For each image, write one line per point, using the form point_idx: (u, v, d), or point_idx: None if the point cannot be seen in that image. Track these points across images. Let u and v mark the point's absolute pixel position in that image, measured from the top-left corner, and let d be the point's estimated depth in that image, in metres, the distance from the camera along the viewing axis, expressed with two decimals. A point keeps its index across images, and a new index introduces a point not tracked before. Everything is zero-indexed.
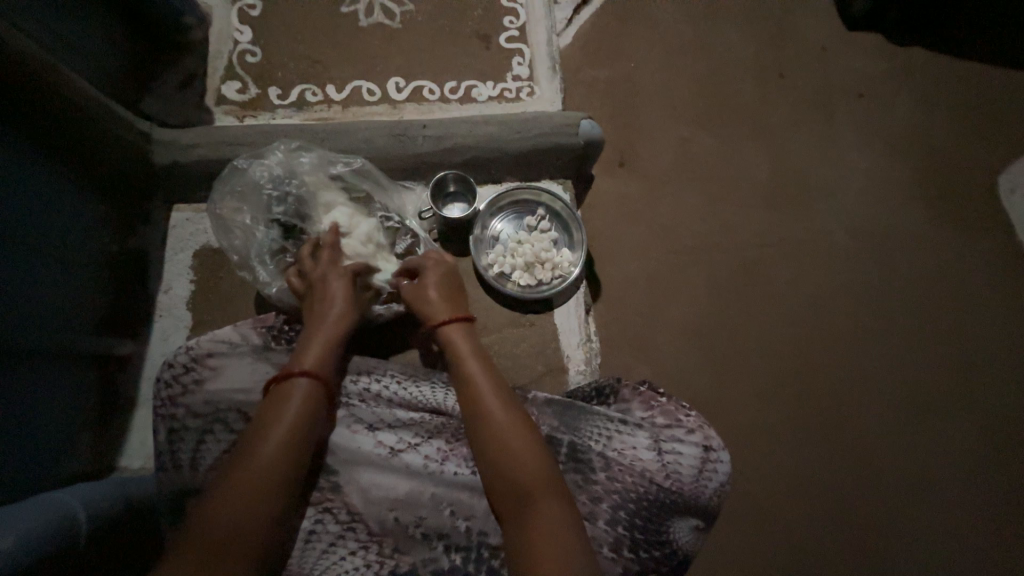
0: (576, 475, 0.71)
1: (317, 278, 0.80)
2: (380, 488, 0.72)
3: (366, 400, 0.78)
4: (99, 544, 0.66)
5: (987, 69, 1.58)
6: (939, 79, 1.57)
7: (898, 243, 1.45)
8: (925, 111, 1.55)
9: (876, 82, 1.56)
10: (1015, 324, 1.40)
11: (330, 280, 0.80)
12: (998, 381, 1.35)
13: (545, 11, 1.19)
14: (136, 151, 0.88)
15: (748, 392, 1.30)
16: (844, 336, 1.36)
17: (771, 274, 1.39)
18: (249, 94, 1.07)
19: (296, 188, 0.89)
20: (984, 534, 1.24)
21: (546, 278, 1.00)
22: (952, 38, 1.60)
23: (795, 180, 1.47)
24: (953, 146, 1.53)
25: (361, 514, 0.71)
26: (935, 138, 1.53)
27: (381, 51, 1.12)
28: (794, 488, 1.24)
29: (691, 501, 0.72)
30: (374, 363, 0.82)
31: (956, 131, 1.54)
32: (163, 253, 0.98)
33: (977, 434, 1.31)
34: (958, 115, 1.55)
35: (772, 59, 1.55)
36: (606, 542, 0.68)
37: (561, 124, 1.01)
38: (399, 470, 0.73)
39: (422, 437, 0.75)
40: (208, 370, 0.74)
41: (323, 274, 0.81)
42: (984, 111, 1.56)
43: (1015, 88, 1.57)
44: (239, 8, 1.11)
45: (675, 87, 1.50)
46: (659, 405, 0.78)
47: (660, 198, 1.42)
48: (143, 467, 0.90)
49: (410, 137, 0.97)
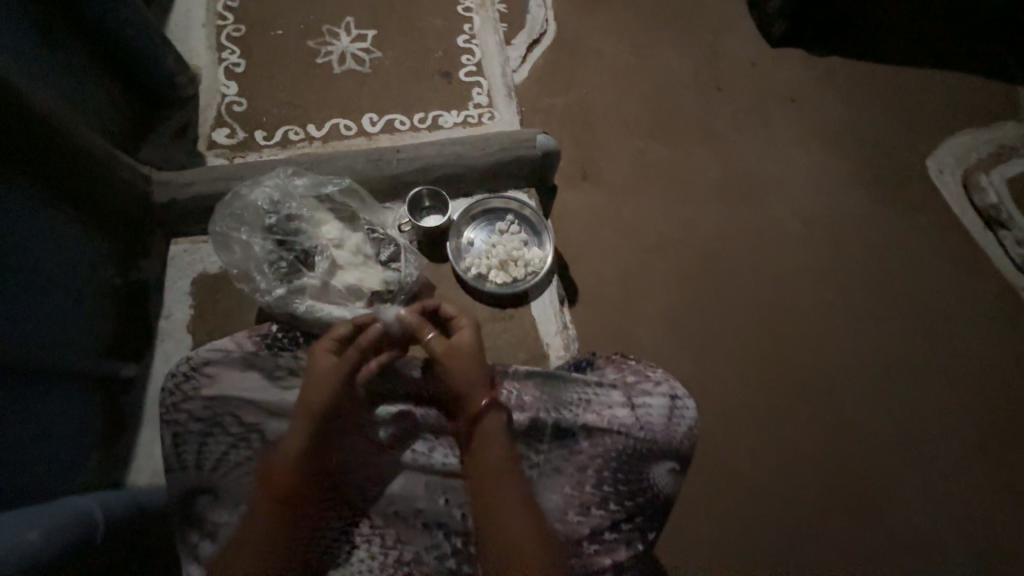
0: (562, 448, 0.77)
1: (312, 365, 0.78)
2: (375, 483, 0.77)
3: None
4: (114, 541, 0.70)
5: (896, 70, 1.80)
6: (856, 81, 1.78)
7: (843, 225, 1.59)
8: (850, 109, 1.74)
9: (800, 87, 1.76)
10: (959, 286, 1.53)
11: (317, 356, 0.78)
12: (953, 340, 1.47)
13: (497, 48, 1.36)
14: (136, 192, 0.96)
15: (723, 371, 1.40)
16: (806, 312, 1.47)
17: (732, 262, 1.51)
18: (238, 138, 1.18)
19: (291, 207, 0.97)
20: (965, 487, 1.31)
21: (520, 275, 1.10)
22: (864, 46, 1.82)
23: (742, 177, 1.62)
24: (878, 136, 1.71)
25: (362, 509, 0.76)
26: (862, 130, 1.72)
27: (356, 93, 1.26)
28: (778, 456, 1.32)
29: (666, 448, 0.78)
30: None
31: (878, 123, 1.73)
32: (163, 283, 1.03)
33: (942, 390, 1.41)
34: (878, 110, 1.75)
35: (708, 77, 1.75)
36: (595, 502, 0.75)
37: (520, 139, 1.14)
38: (392, 464, 0.78)
39: (409, 430, 0.80)
40: (206, 377, 0.80)
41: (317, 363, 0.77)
42: (902, 104, 1.76)
43: (924, 83, 1.79)
44: (226, 67, 1.24)
45: (624, 106, 1.68)
46: (629, 367, 0.86)
47: (622, 203, 1.55)
48: (151, 481, 0.91)
49: (386, 160, 1.08)
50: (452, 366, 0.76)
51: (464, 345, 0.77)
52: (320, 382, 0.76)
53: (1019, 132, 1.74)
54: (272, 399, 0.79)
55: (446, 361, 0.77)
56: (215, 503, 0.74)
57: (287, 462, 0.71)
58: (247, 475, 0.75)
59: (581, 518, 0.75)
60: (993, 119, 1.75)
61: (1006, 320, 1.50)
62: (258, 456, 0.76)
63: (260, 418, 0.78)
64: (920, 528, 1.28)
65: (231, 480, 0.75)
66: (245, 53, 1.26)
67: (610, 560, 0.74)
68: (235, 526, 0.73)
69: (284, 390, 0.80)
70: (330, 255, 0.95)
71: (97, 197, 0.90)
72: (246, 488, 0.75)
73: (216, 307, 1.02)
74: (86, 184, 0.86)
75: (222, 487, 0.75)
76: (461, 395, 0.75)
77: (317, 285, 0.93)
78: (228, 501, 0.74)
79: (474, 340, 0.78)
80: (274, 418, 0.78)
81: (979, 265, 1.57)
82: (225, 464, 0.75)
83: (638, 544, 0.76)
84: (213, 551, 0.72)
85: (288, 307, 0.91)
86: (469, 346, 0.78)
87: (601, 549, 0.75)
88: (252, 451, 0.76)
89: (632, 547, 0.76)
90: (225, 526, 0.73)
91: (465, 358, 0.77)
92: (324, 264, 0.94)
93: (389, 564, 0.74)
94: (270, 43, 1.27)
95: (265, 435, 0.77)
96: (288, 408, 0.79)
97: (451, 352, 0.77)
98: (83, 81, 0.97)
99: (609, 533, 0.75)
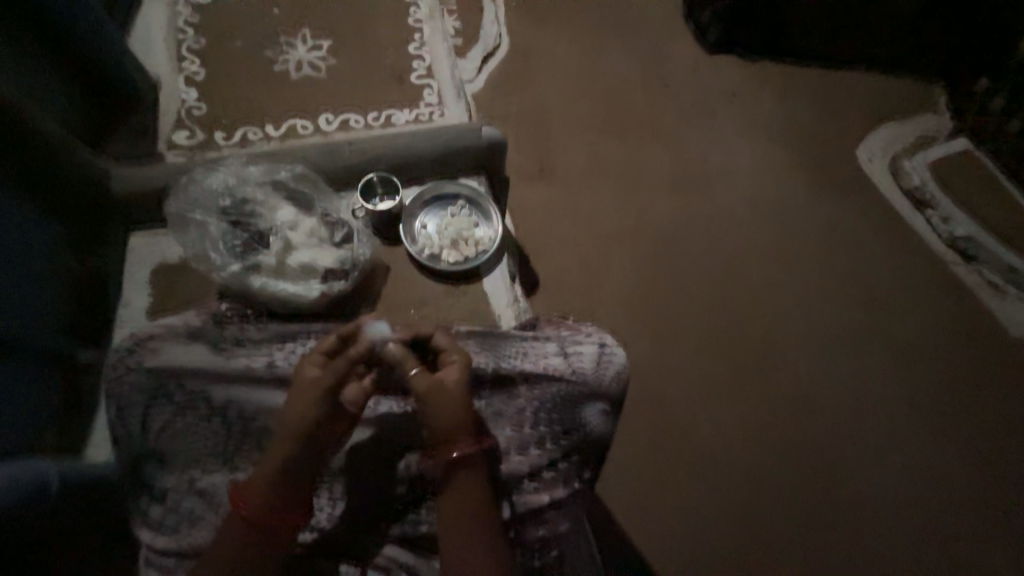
0: (502, 392, 0.82)
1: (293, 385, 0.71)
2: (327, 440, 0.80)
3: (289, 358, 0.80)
4: (63, 504, 0.72)
5: (827, 72, 1.91)
6: (791, 79, 1.89)
7: (787, 212, 1.68)
8: (784, 107, 1.84)
9: (741, 90, 1.85)
10: (894, 260, 1.64)
11: (303, 370, 0.72)
12: (890, 309, 1.57)
13: (446, 52, 1.45)
14: (98, 186, 1.02)
15: (678, 347, 1.46)
16: (754, 289, 1.56)
17: (683, 248, 1.59)
18: (197, 139, 1.24)
19: (245, 192, 1.04)
20: (903, 442, 1.41)
21: (471, 253, 1.18)
22: (795, 47, 1.94)
23: (691, 172, 1.70)
24: (814, 128, 1.82)
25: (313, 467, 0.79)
26: (798, 124, 1.82)
27: (313, 96, 1.34)
28: (730, 422, 1.39)
29: (598, 389, 0.83)
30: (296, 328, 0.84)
31: (815, 115, 1.84)
32: (122, 274, 1.08)
33: (879, 353, 1.51)
34: (814, 107, 1.85)
35: (654, 80, 1.83)
36: (532, 442, 0.80)
37: (465, 129, 1.20)
38: None
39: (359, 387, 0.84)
40: (150, 351, 0.78)
41: (303, 387, 0.70)
42: (834, 102, 1.87)
43: (854, 76, 1.92)
44: (186, 75, 1.31)
45: (576, 107, 1.74)
46: (564, 324, 0.92)
47: (578, 197, 1.61)
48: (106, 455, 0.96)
49: (339, 151, 1.15)
50: (430, 409, 0.71)
51: (450, 388, 0.72)
52: (300, 399, 0.70)
53: (938, 123, 1.87)
54: (217, 367, 0.78)
55: (427, 402, 0.71)
56: (161, 469, 0.74)
57: (257, 485, 0.67)
58: (194, 439, 0.75)
59: (520, 458, 0.79)
60: (916, 109, 1.88)
61: (937, 291, 1.61)
62: (205, 421, 0.76)
63: (204, 384, 0.77)
64: (862, 480, 1.36)
65: (177, 445, 0.75)
66: (204, 63, 1.33)
67: (549, 497, 0.79)
68: (183, 490, 0.73)
69: (229, 359, 0.79)
70: (284, 235, 1.01)
71: (50, 185, 0.92)
72: (194, 452, 0.75)
73: (176, 294, 1.05)
74: (46, 170, 0.90)
75: (168, 452, 0.74)
76: (441, 436, 0.70)
77: (272, 263, 0.98)
78: (175, 465, 0.74)
79: (462, 383, 0.72)
80: (219, 385, 0.77)
81: (911, 242, 1.67)
82: (171, 432, 0.75)
83: (575, 482, 0.81)
84: (162, 514, 0.73)
85: (240, 284, 0.96)
86: (456, 390, 0.72)
87: (541, 487, 0.79)
88: (197, 417, 0.76)
89: (569, 485, 0.80)
90: (173, 490, 0.73)
91: (450, 401, 0.71)
92: (279, 243, 1.00)
93: (339, 512, 0.78)
94: (228, 54, 1.35)
95: (211, 402, 0.76)
96: (231, 373, 0.77)
97: (434, 393, 0.71)
98: (43, 83, 1.02)
99: (547, 472, 0.80)
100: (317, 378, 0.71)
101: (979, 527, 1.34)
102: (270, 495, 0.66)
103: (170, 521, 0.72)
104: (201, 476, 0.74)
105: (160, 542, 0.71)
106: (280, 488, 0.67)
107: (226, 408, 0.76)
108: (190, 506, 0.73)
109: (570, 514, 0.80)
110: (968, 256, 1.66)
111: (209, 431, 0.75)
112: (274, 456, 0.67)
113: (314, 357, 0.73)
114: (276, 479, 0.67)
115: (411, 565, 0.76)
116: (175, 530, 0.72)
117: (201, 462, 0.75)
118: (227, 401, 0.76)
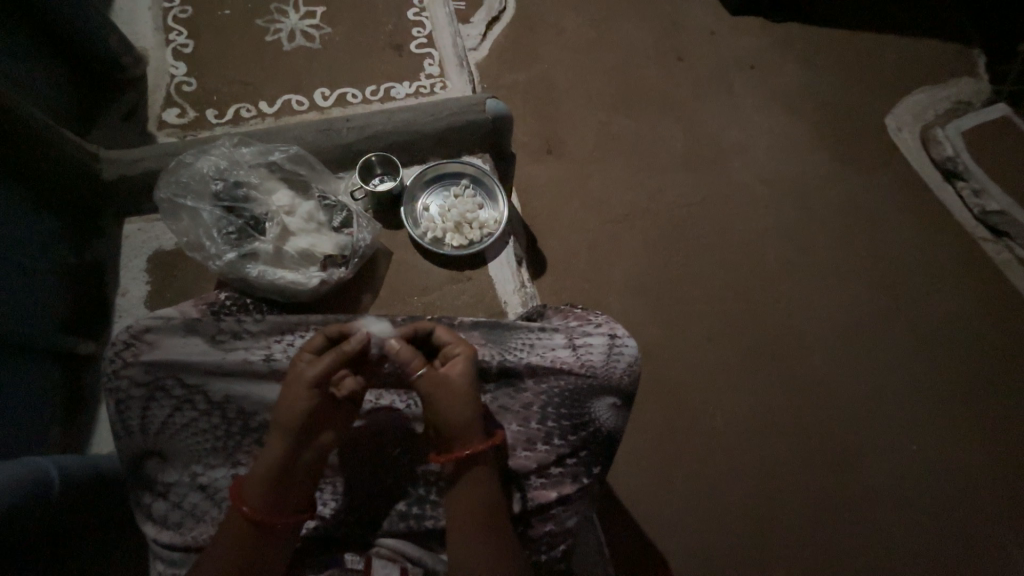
0: (508, 386, 0.79)
1: (288, 379, 0.69)
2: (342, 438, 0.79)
3: (288, 352, 0.77)
4: (71, 495, 0.73)
5: (859, 33, 1.77)
6: (819, 41, 1.75)
7: (809, 188, 1.59)
8: (810, 72, 1.71)
9: (764, 55, 1.72)
10: (922, 238, 1.55)
11: (293, 367, 0.69)
12: (914, 289, 1.50)
13: (447, 19, 1.36)
14: (86, 169, 0.97)
15: (691, 330, 1.41)
16: (771, 269, 1.49)
17: (697, 226, 1.52)
18: (188, 117, 1.18)
19: (237, 175, 0.99)
20: (919, 426, 1.38)
21: (476, 236, 1.13)
22: (823, 6, 1.79)
23: (708, 146, 1.60)
24: (842, 95, 1.69)
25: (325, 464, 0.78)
26: (825, 92, 1.69)
27: (308, 68, 1.27)
28: (741, 406, 1.36)
29: (607, 382, 0.80)
30: (295, 320, 0.80)
31: (844, 81, 1.71)
32: (118, 260, 1.04)
33: (899, 335, 1.45)
34: (843, 72, 1.72)
35: (670, 46, 1.70)
36: (539, 438, 0.78)
37: (469, 104, 1.14)
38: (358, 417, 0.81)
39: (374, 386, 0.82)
40: (146, 344, 0.75)
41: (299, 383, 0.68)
42: (866, 66, 1.73)
43: (889, 37, 1.77)
44: (173, 48, 1.24)
45: (587, 76, 1.63)
46: (572, 313, 0.87)
47: (588, 174, 1.53)
48: (110, 449, 0.94)
49: (336, 130, 1.09)
50: (434, 405, 0.68)
51: (453, 383, 0.68)
52: (293, 395, 0.67)
53: (975, 88, 1.73)
54: (215, 362, 0.75)
55: (432, 400, 0.68)
56: (164, 465, 0.73)
57: (257, 482, 0.65)
58: (196, 435, 0.74)
59: (528, 454, 0.77)
60: (955, 72, 1.74)
61: (965, 270, 1.53)
62: (205, 417, 0.74)
63: (203, 379, 0.75)
64: (875, 466, 1.34)
65: (179, 442, 0.73)
66: (192, 34, 1.26)
67: (557, 493, 0.77)
68: (185, 486, 0.73)
69: (228, 353, 0.76)
70: (281, 220, 0.96)
71: (35, 168, 0.88)
72: (196, 449, 0.74)
73: (173, 283, 1.03)
74: (29, 152, 0.86)
75: (170, 448, 0.73)
76: (449, 432, 0.68)
77: (270, 250, 0.94)
78: (177, 461, 0.73)
79: (467, 377, 0.69)
80: (218, 380, 0.75)
81: (939, 219, 1.58)
82: (171, 427, 0.73)
83: (584, 477, 0.79)
84: (167, 509, 0.72)
85: (237, 275, 0.93)
86: (463, 383, 0.69)
87: (548, 483, 0.78)
88: (197, 413, 0.74)
89: (578, 481, 0.78)
90: (176, 485, 0.73)
91: (454, 397, 0.68)
92: (275, 229, 0.95)
93: (343, 506, 0.77)
94: (218, 23, 1.28)
95: (210, 397, 0.74)
96: (231, 368, 0.75)
97: (437, 390, 0.68)
98: (20, 58, 0.97)
99: (554, 468, 0.78)
100: (304, 380, 0.67)
101: (993, 513, 1.31)
102: (273, 492, 0.65)
103: (173, 516, 0.72)
104: (203, 472, 0.73)
105: (164, 537, 0.72)
106: (282, 485, 0.65)
107: (226, 404, 0.75)
108: (194, 502, 0.72)
109: (578, 509, 0.79)
110: (1000, 233, 1.57)
111: (210, 427, 0.74)
112: (274, 455, 0.65)
113: (302, 354, 0.69)
114: (277, 477, 0.65)
115: (418, 559, 0.74)
116: (179, 525, 0.72)
117: (202, 458, 0.74)
118: (227, 397, 0.75)
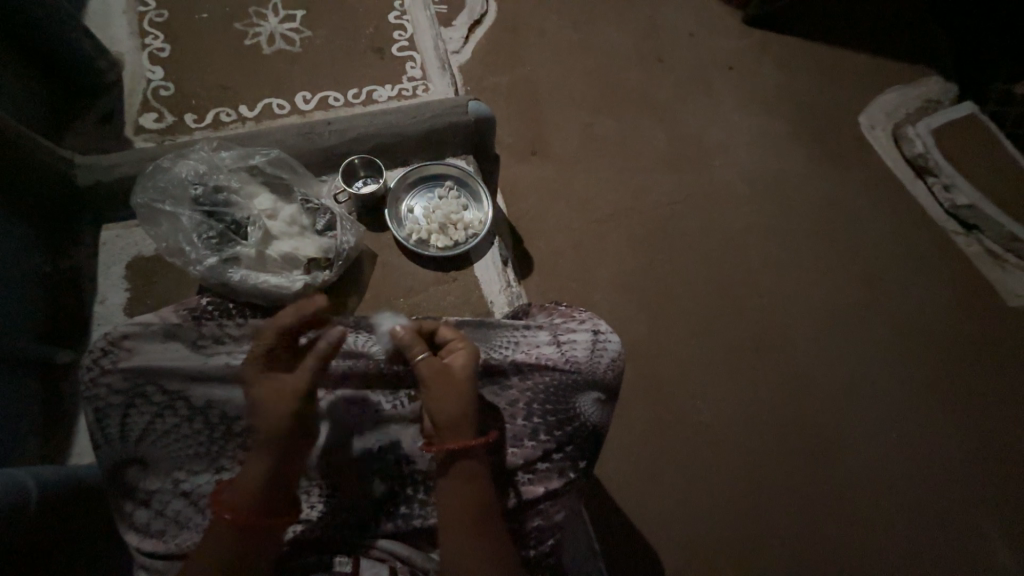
0: (495, 383, 0.80)
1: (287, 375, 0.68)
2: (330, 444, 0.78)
3: None
4: (47, 508, 0.72)
5: (832, 35, 1.82)
6: (794, 43, 1.80)
7: (787, 185, 1.63)
8: (786, 73, 1.76)
9: (741, 56, 1.76)
10: (895, 232, 1.60)
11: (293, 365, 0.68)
12: (889, 282, 1.54)
13: (428, 22, 1.36)
14: (59, 175, 0.95)
15: (675, 326, 1.44)
16: (752, 265, 1.52)
17: (680, 225, 1.54)
18: (167, 122, 1.17)
19: (218, 179, 0.98)
20: (896, 414, 1.42)
21: (461, 237, 1.13)
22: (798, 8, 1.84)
23: (689, 145, 1.64)
24: (817, 95, 1.74)
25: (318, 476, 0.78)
26: (800, 92, 1.74)
27: (288, 72, 1.26)
28: (726, 400, 1.38)
29: (591, 378, 0.81)
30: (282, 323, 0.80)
31: (818, 81, 1.76)
32: (95, 268, 1.02)
33: (877, 327, 1.49)
34: (818, 72, 1.77)
35: (650, 48, 1.73)
36: (526, 433, 0.79)
37: (452, 106, 1.14)
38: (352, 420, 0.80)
39: (366, 391, 0.82)
40: (124, 351, 0.74)
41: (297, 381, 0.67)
42: (839, 66, 1.79)
43: (860, 39, 1.83)
44: (150, 52, 1.23)
45: (569, 78, 1.65)
46: (557, 311, 0.89)
47: (572, 175, 1.55)
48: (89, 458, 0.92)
49: (318, 133, 1.08)
50: (436, 395, 0.68)
51: (458, 374, 0.70)
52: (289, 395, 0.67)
53: (942, 87, 1.79)
54: (195, 366, 0.74)
55: (435, 390, 0.68)
56: (145, 473, 0.72)
57: (251, 484, 0.64)
58: (177, 441, 0.73)
59: (515, 450, 0.78)
60: (923, 72, 1.81)
61: (937, 263, 1.58)
62: (187, 422, 0.73)
63: (184, 385, 0.74)
64: (857, 454, 1.38)
65: (159, 449, 0.72)
66: (169, 38, 1.24)
67: (545, 488, 0.78)
68: (168, 493, 0.72)
69: (210, 357, 0.76)
70: (263, 224, 0.96)
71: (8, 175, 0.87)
72: (179, 454, 0.73)
73: (153, 289, 1.01)
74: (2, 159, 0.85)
75: (150, 456, 0.72)
76: (443, 427, 0.68)
77: (253, 254, 0.93)
78: (158, 468, 0.72)
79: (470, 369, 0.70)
80: (199, 385, 0.74)
81: (912, 214, 1.63)
82: (153, 434, 0.72)
83: (570, 472, 0.80)
84: (149, 517, 0.71)
85: (219, 281, 0.92)
86: (462, 376, 0.70)
87: (536, 479, 0.78)
88: (179, 418, 0.73)
89: (565, 475, 0.79)
90: (158, 493, 0.72)
91: (457, 389, 0.69)
92: (257, 233, 0.95)
93: (329, 510, 0.77)
94: (195, 27, 1.27)
95: (192, 403, 0.74)
96: (213, 373, 0.74)
97: (443, 379, 0.68)
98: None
99: (541, 463, 0.79)
100: (296, 377, 0.68)
101: (968, 496, 1.36)
102: (268, 493, 0.65)
103: (156, 524, 0.71)
104: (186, 478, 0.73)
105: (147, 545, 0.71)
106: (274, 487, 0.65)
107: (208, 409, 0.74)
108: (177, 509, 0.72)
109: (566, 503, 0.80)
110: (969, 227, 1.62)
111: (192, 433, 0.73)
112: (269, 453, 0.65)
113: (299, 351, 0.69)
114: (273, 476, 0.65)
115: (407, 557, 0.74)
116: (162, 533, 0.71)
117: (185, 464, 0.73)
118: (209, 402, 0.74)
